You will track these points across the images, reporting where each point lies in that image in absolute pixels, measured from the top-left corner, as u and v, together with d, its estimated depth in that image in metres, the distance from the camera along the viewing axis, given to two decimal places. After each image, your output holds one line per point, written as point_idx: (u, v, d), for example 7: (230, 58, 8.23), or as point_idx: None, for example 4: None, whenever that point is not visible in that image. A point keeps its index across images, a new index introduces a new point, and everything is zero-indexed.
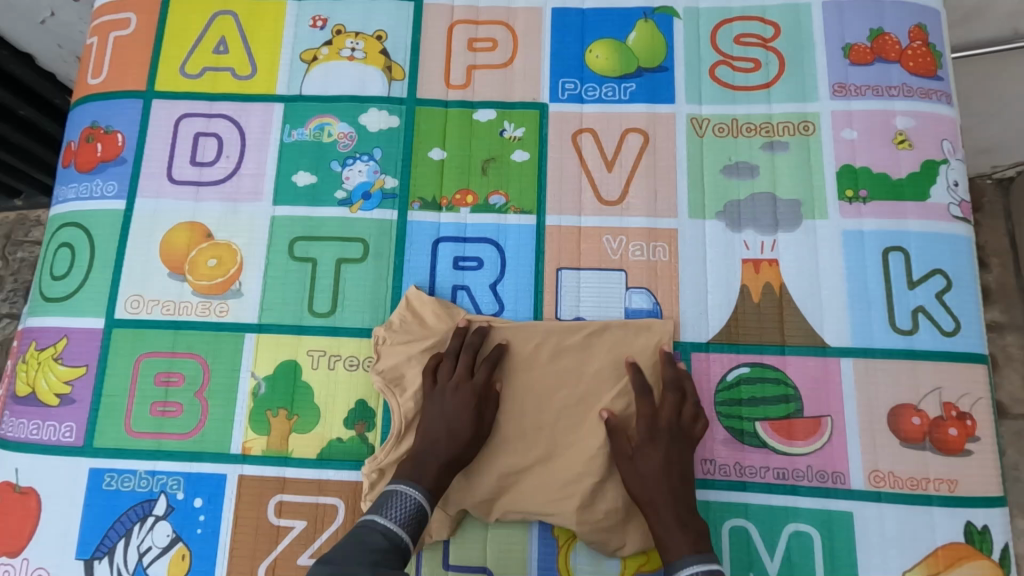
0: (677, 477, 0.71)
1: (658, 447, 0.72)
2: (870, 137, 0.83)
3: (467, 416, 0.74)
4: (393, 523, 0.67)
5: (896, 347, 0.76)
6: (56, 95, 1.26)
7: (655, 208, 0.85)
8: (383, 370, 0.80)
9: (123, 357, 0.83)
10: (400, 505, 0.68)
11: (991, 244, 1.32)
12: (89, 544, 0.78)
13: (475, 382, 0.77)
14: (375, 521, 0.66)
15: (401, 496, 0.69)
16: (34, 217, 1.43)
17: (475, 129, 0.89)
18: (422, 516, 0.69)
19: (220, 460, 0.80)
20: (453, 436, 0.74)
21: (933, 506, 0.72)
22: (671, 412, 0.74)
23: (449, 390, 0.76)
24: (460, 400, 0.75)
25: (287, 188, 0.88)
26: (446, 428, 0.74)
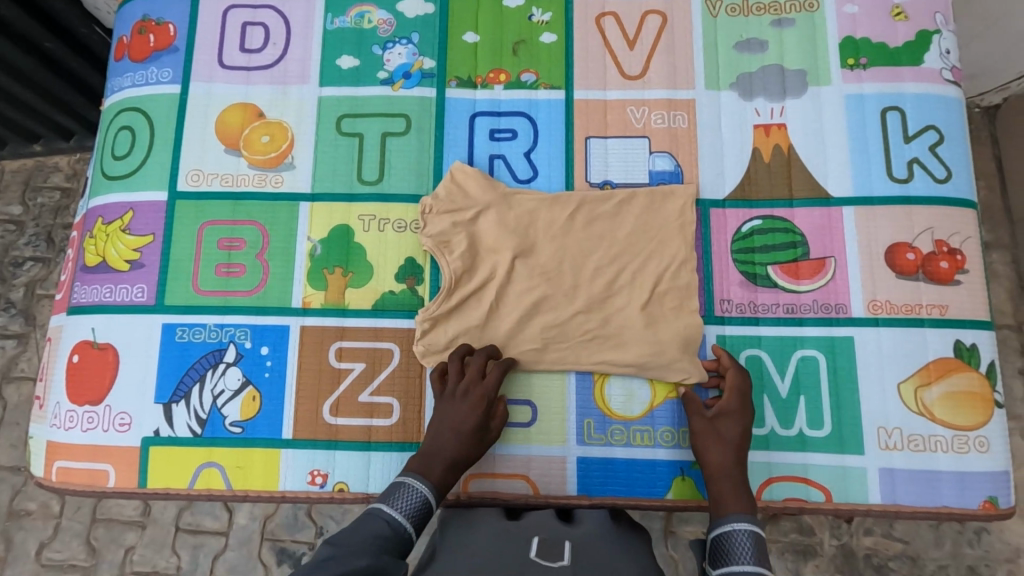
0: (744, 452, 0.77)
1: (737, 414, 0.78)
2: (869, 12, 0.91)
3: (473, 421, 0.78)
4: (399, 514, 0.71)
5: (892, 194, 0.85)
6: (81, 24, 1.17)
7: (674, 82, 0.92)
8: (431, 234, 0.87)
9: (188, 226, 0.90)
10: (406, 498, 0.73)
11: (979, 167, 1.31)
12: (166, 390, 0.86)
13: (486, 388, 0.80)
14: (380, 511, 0.71)
15: (408, 490, 0.74)
16: (52, 163, 1.43)
17: (505, 14, 0.96)
18: (427, 510, 0.74)
19: (283, 312, 0.88)
20: (462, 438, 0.78)
21: (926, 327, 0.81)
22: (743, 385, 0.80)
23: (458, 394, 0.80)
24: (471, 405, 0.79)
25: (331, 71, 0.94)
26: (455, 431, 0.78)
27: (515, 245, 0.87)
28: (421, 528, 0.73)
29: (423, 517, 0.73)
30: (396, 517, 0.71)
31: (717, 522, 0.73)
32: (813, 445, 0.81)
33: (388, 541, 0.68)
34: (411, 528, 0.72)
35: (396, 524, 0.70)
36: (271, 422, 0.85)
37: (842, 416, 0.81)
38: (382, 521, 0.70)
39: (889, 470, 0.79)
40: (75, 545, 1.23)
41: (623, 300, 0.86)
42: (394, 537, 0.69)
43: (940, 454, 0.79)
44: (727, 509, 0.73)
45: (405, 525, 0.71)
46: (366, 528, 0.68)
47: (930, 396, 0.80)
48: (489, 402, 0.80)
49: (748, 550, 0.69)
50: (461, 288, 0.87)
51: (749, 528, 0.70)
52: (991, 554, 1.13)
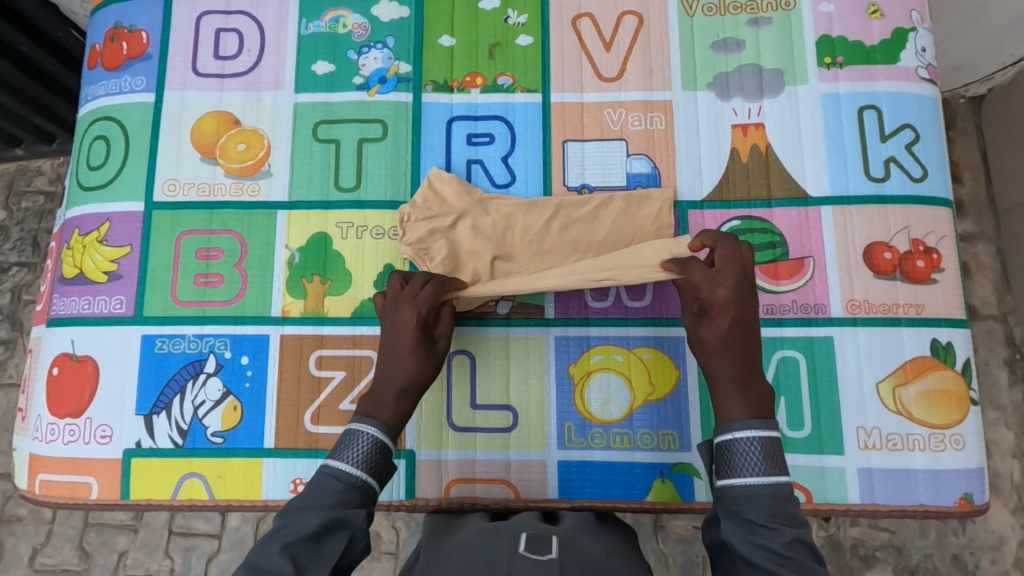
0: (742, 346, 0.72)
1: (716, 305, 0.73)
2: (845, 10, 0.91)
3: (411, 336, 0.76)
4: (348, 464, 0.69)
5: (868, 193, 0.85)
6: (57, 27, 1.15)
7: (650, 83, 0.92)
8: (411, 242, 0.87)
9: (165, 235, 0.90)
10: (354, 446, 0.70)
11: (964, 159, 1.31)
12: (147, 401, 0.86)
13: (418, 302, 0.77)
14: (330, 466, 0.69)
15: (355, 436, 0.71)
16: (34, 167, 1.42)
17: (481, 17, 0.95)
18: (382, 450, 0.71)
19: (261, 322, 0.87)
20: (401, 358, 0.76)
21: (902, 327, 0.82)
22: (728, 270, 0.75)
23: (394, 311, 0.78)
24: (403, 318, 0.77)
25: (307, 77, 0.94)
26: (392, 352, 0.76)
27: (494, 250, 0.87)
28: (381, 466, 0.71)
29: (380, 458, 0.70)
30: (346, 469, 0.69)
31: (724, 426, 0.69)
32: (792, 446, 0.81)
33: (341, 498, 0.67)
34: (367, 473, 0.69)
35: (346, 476, 0.68)
36: (252, 431, 0.85)
37: (821, 416, 0.81)
38: (331, 477, 0.68)
39: (867, 470, 0.80)
40: (67, 550, 1.23)
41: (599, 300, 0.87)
42: (348, 490, 0.68)
43: (917, 453, 0.80)
44: (733, 418, 0.68)
45: (359, 474, 0.69)
46: (318, 488, 0.67)
47: (907, 395, 0.80)
48: (422, 310, 0.77)
49: (755, 460, 0.65)
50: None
51: (755, 436, 0.66)
52: (976, 542, 1.15)
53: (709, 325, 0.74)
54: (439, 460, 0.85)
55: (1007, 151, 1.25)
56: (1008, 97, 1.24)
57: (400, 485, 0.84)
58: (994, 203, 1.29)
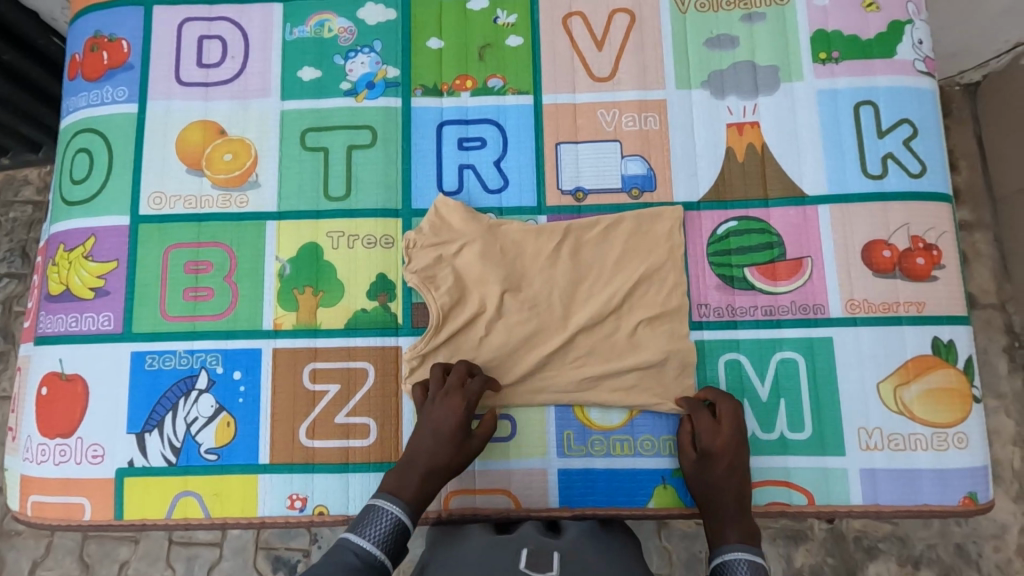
0: (742, 486, 0.76)
1: (717, 453, 0.77)
2: (840, 3, 0.89)
3: (453, 423, 0.76)
4: (369, 542, 0.69)
5: (867, 191, 0.84)
6: (39, 34, 1.13)
7: (644, 82, 0.90)
8: (417, 270, 0.85)
9: (152, 250, 0.88)
10: (376, 523, 0.71)
11: (961, 147, 1.29)
12: (139, 419, 0.84)
13: (466, 393, 0.78)
14: (351, 541, 0.69)
15: (378, 513, 0.72)
16: (22, 176, 1.39)
17: (470, 18, 0.93)
18: (402, 532, 0.72)
19: (253, 335, 0.86)
20: (438, 441, 0.76)
21: (904, 325, 0.80)
22: (729, 427, 0.78)
23: (437, 398, 0.78)
24: (448, 406, 0.77)
25: (293, 83, 0.92)
26: (435, 435, 0.76)
27: (501, 279, 0.85)
28: (396, 551, 0.71)
29: (398, 541, 0.71)
30: (367, 547, 0.69)
31: (715, 550, 0.74)
32: (794, 448, 0.80)
33: (358, 573, 0.66)
34: (385, 554, 0.70)
35: (365, 554, 0.68)
36: (246, 448, 0.83)
37: (822, 417, 0.80)
38: (351, 552, 0.68)
39: (870, 471, 0.79)
40: (67, 562, 1.22)
41: (614, 321, 0.85)
42: (366, 569, 0.67)
43: (920, 452, 0.78)
44: (724, 538, 0.74)
45: (379, 554, 0.69)
46: (335, 559, 0.67)
47: (909, 394, 0.79)
48: (469, 405, 0.77)
49: None
50: (453, 324, 0.84)
51: (744, 559, 0.72)
52: (978, 531, 1.14)
53: (710, 468, 0.77)
54: None
55: (1004, 138, 1.23)
56: (1006, 83, 1.22)
57: None
58: (992, 191, 1.26)
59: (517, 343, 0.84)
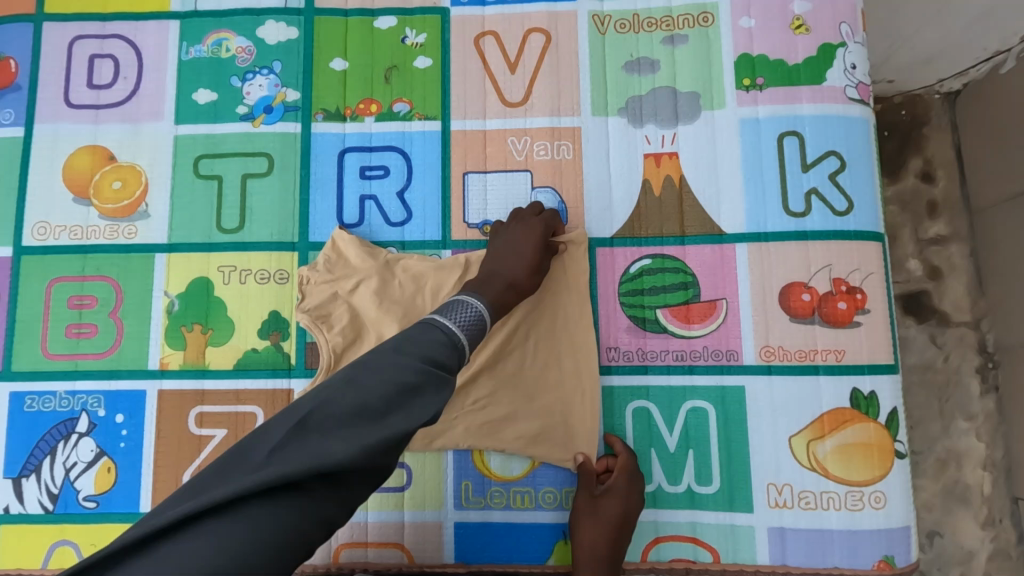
0: (625, 535, 0.73)
1: (624, 494, 0.73)
2: (767, 25, 0.83)
3: (535, 244, 0.77)
4: (455, 325, 0.63)
5: (787, 230, 0.78)
6: None
7: (558, 107, 0.85)
8: (309, 309, 0.80)
9: (35, 284, 0.83)
10: (462, 313, 0.65)
11: (938, 154, 1.18)
12: (15, 464, 0.80)
13: (543, 220, 0.79)
14: (435, 320, 0.63)
15: (462, 306, 0.66)
16: None
17: (377, 37, 0.88)
18: (482, 331, 0.66)
19: (138, 376, 0.81)
20: (522, 257, 0.76)
21: (820, 375, 0.75)
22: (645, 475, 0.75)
23: (517, 224, 0.79)
24: (529, 230, 0.78)
25: (187, 107, 0.87)
26: (516, 253, 0.76)
27: (400, 320, 0.79)
28: (476, 344, 0.65)
29: (479, 334, 0.65)
30: (451, 327, 0.63)
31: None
32: (701, 502, 0.75)
33: (444, 347, 0.60)
34: (467, 340, 0.64)
35: (451, 333, 0.62)
36: (127, 494, 0.79)
37: (732, 471, 0.75)
38: (438, 330, 0.62)
39: (778, 530, 0.73)
40: None
41: (523, 352, 0.79)
42: (451, 346, 0.61)
43: (832, 512, 0.73)
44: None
45: (460, 336, 0.63)
46: (421, 334, 0.60)
47: (822, 449, 0.73)
48: (547, 227, 0.79)
49: None
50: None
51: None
52: (942, 556, 1.07)
53: (605, 505, 0.73)
54: None
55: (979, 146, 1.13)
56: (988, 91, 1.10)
57: None
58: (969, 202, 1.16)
59: None
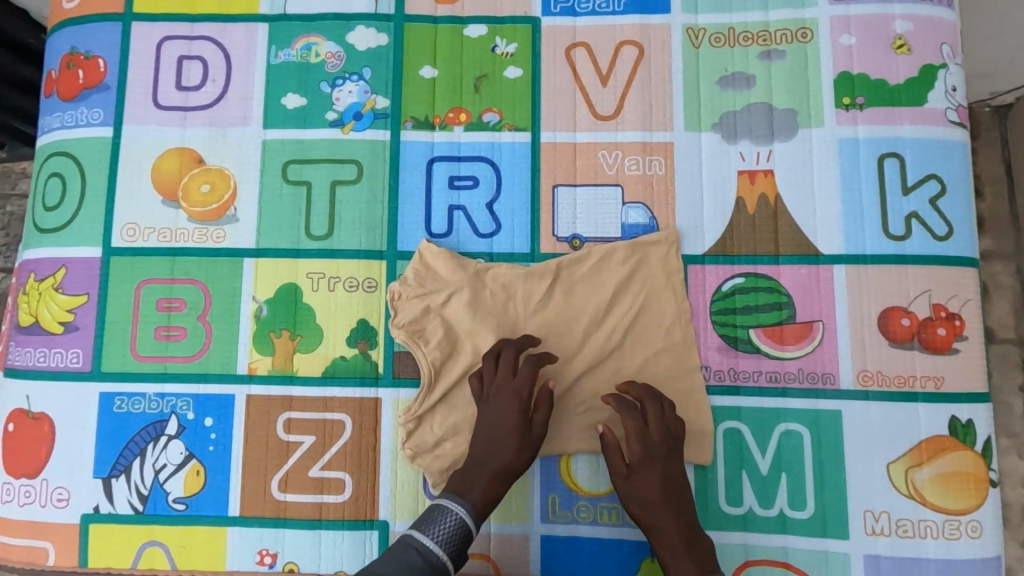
0: (680, 499, 0.71)
1: (657, 466, 0.71)
2: (867, 43, 0.82)
3: (516, 420, 0.72)
4: (432, 542, 0.66)
5: (887, 253, 0.77)
6: (28, 34, 1.07)
7: (649, 122, 0.84)
8: (404, 324, 0.81)
9: (123, 286, 0.84)
10: (443, 523, 0.68)
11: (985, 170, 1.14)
12: (105, 464, 0.81)
13: (519, 385, 0.74)
14: (413, 538, 0.67)
15: (445, 513, 0.68)
16: (20, 169, 1.22)
17: (466, 45, 0.87)
18: (466, 534, 0.69)
19: (226, 380, 0.82)
20: (504, 442, 0.72)
21: (919, 402, 0.75)
22: (663, 433, 0.73)
23: (494, 395, 0.75)
24: (506, 404, 0.73)
25: (275, 111, 0.86)
26: (498, 437, 0.72)
27: (494, 331, 0.80)
28: (460, 552, 0.68)
29: (461, 542, 0.68)
30: (428, 545, 0.66)
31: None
32: (794, 527, 0.76)
33: (417, 573, 0.64)
34: (447, 555, 0.67)
35: (427, 551, 0.66)
36: (217, 498, 0.80)
37: (825, 496, 0.75)
38: (412, 550, 0.66)
39: (874, 557, 0.74)
40: None
41: (614, 367, 0.80)
42: (427, 569, 0.65)
43: (929, 541, 0.73)
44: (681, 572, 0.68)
45: (439, 553, 0.66)
46: (397, 558, 0.65)
47: (920, 477, 0.74)
48: (521, 391, 0.73)
49: None
50: (445, 382, 0.80)
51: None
52: None
53: (643, 482, 0.71)
54: None
55: None
56: None
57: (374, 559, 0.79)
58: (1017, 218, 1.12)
59: None
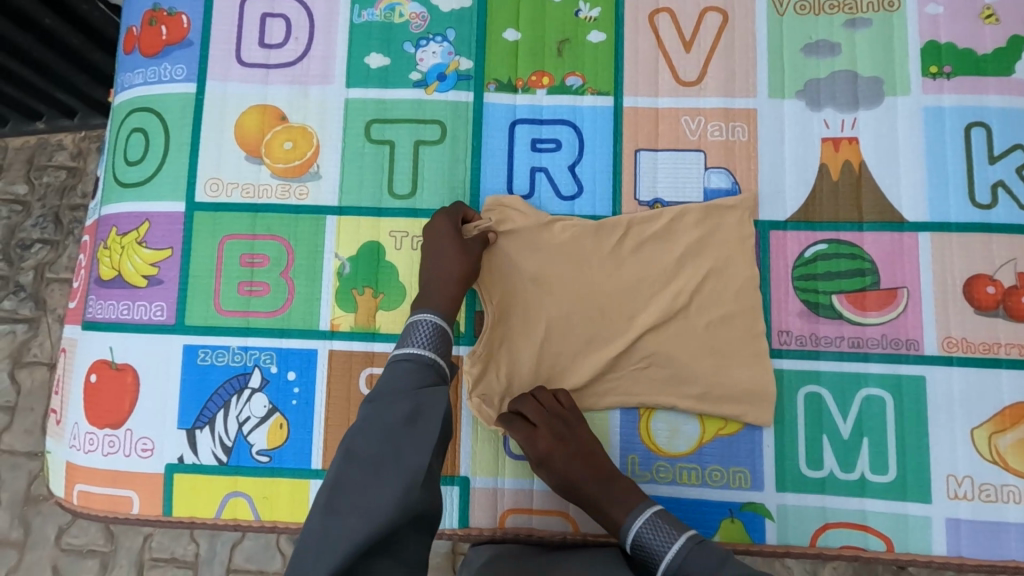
0: (588, 454, 0.74)
1: (557, 442, 0.74)
2: (955, 12, 0.82)
3: (451, 241, 0.78)
4: (419, 346, 0.71)
5: (972, 221, 0.78)
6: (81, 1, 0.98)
7: (732, 89, 0.84)
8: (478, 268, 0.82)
9: (206, 241, 0.84)
10: (421, 332, 0.73)
11: None
12: (189, 415, 0.82)
13: (453, 217, 0.80)
14: (400, 353, 0.71)
15: (421, 325, 0.73)
16: (56, 141, 1.19)
17: (549, 9, 0.87)
18: (445, 333, 0.74)
19: (308, 335, 0.83)
20: (453, 262, 0.77)
21: (1002, 368, 0.76)
22: (555, 411, 0.76)
23: (437, 226, 0.79)
24: (443, 229, 0.79)
25: (359, 70, 0.87)
26: (442, 254, 0.78)
27: (577, 292, 0.81)
28: (445, 349, 0.74)
29: (443, 340, 0.74)
30: (417, 351, 0.71)
31: (620, 531, 0.70)
32: (873, 490, 0.76)
33: (415, 371, 0.69)
34: (435, 352, 0.72)
35: (417, 355, 0.71)
36: (300, 451, 0.81)
37: (907, 460, 0.76)
38: (404, 359, 0.70)
39: (955, 521, 0.75)
40: (94, 529, 1.07)
41: (697, 330, 0.80)
42: (423, 367, 0.70)
43: (1011, 506, 0.74)
44: (618, 514, 0.71)
45: (428, 353, 0.71)
46: (394, 372, 0.69)
47: (1003, 442, 0.75)
48: (456, 222, 0.80)
49: (660, 538, 0.68)
50: (512, 329, 0.81)
51: (646, 517, 0.69)
52: None
53: (557, 461, 0.73)
54: (494, 489, 0.80)
55: None
56: None
57: (454, 512, 0.80)
58: None
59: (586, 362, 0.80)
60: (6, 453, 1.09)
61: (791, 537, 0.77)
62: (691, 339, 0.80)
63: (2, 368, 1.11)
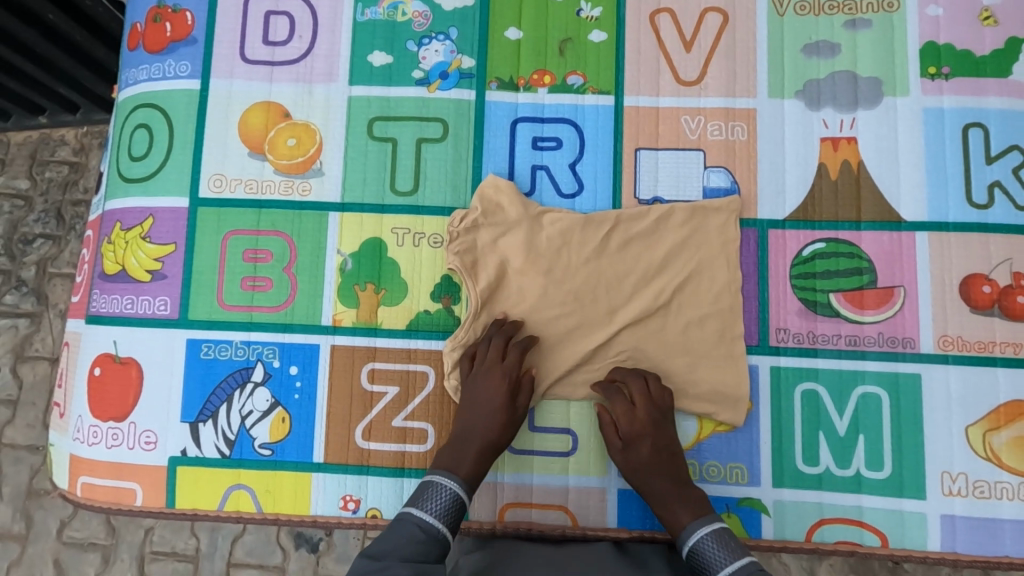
0: (672, 454, 0.76)
1: (647, 434, 0.75)
2: (954, 13, 0.82)
3: (500, 400, 0.76)
4: (429, 515, 0.70)
5: (969, 221, 0.79)
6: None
7: (733, 89, 0.85)
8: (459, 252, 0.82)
9: (210, 235, 0.85)
10: (435, 497, 0.72)
11: None
12: (193, 408, 0.83)
13: (507, 366, 0.77)
14: (410, 513, 0.70)
15: (436, 488, 0.72)
16: (58, 136, 1.20)
17: (552, 8, 0.88)
18: (460, 504, 0.73)
19: (311, 331, 0.83)
20: (490, 422, 0.76)
21: (998, 367, 0.77)
22: (652, 403, 0.77)
23: (481, 372, 0.78)
24: (491, 383, 0.77)
25: (362, 68, 0.87)
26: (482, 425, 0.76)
27: (577, 289, 0.82)
28: (456, 522, 0.72)
29: (456, 512, 0.72)
30: (427, 519, 0.70)
31: (682, 536, 0.72)
32: (870, 487, 0.77)
33: (421, 545, 0.68)
34: (445, 526, 0.70)
35: (426, 526, 0.69)
36: (302, 445, 0.82)
37: (903, 457, 0.77)
38: (412, 525, 0.69)
39: (949, 517, 0.76)
40: (95, 523, 1.08)
41: (696, 328, 0.81)
42: (428, 540, 0.68)
43: (1005, 502, 0.75)
44: (679, 526, 0.72)
45: (438, 525, 0.70)
46: (399, 533, 0.68)
47: (998, 440, 0.76)
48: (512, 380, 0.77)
49: (719, 551, 0.69)
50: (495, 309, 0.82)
51: (711, 529, 0.70)
52: None
53: (635, 451, 0.75)
54: (494, 483, 0.81)
55: None
56: None
57: None
58: None
59: (585, 359, 0.81)
60: (7, 447, 1.10)
61: (787, 532, 0.78)
62: (689, 337, 0.81)
63: (5, 362, 1.12)
